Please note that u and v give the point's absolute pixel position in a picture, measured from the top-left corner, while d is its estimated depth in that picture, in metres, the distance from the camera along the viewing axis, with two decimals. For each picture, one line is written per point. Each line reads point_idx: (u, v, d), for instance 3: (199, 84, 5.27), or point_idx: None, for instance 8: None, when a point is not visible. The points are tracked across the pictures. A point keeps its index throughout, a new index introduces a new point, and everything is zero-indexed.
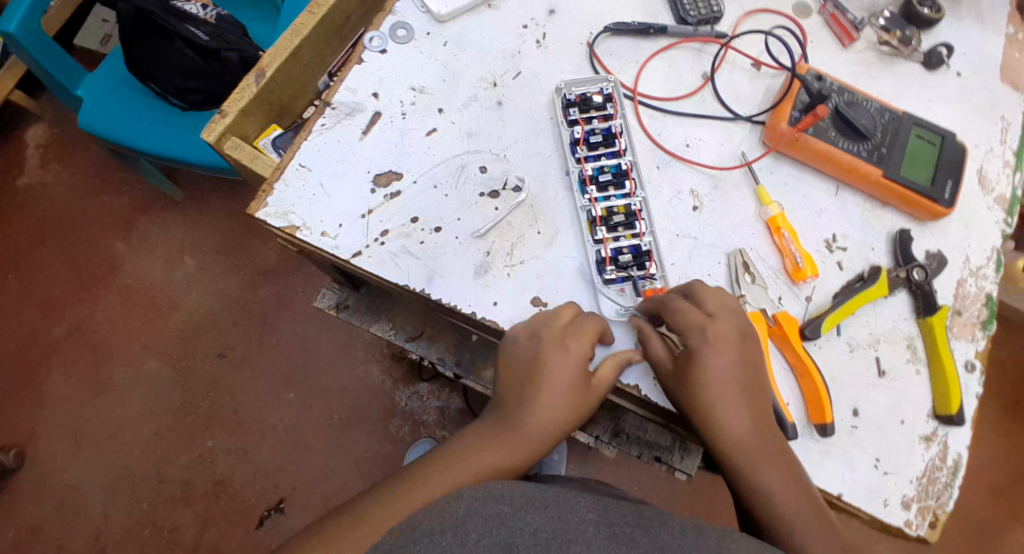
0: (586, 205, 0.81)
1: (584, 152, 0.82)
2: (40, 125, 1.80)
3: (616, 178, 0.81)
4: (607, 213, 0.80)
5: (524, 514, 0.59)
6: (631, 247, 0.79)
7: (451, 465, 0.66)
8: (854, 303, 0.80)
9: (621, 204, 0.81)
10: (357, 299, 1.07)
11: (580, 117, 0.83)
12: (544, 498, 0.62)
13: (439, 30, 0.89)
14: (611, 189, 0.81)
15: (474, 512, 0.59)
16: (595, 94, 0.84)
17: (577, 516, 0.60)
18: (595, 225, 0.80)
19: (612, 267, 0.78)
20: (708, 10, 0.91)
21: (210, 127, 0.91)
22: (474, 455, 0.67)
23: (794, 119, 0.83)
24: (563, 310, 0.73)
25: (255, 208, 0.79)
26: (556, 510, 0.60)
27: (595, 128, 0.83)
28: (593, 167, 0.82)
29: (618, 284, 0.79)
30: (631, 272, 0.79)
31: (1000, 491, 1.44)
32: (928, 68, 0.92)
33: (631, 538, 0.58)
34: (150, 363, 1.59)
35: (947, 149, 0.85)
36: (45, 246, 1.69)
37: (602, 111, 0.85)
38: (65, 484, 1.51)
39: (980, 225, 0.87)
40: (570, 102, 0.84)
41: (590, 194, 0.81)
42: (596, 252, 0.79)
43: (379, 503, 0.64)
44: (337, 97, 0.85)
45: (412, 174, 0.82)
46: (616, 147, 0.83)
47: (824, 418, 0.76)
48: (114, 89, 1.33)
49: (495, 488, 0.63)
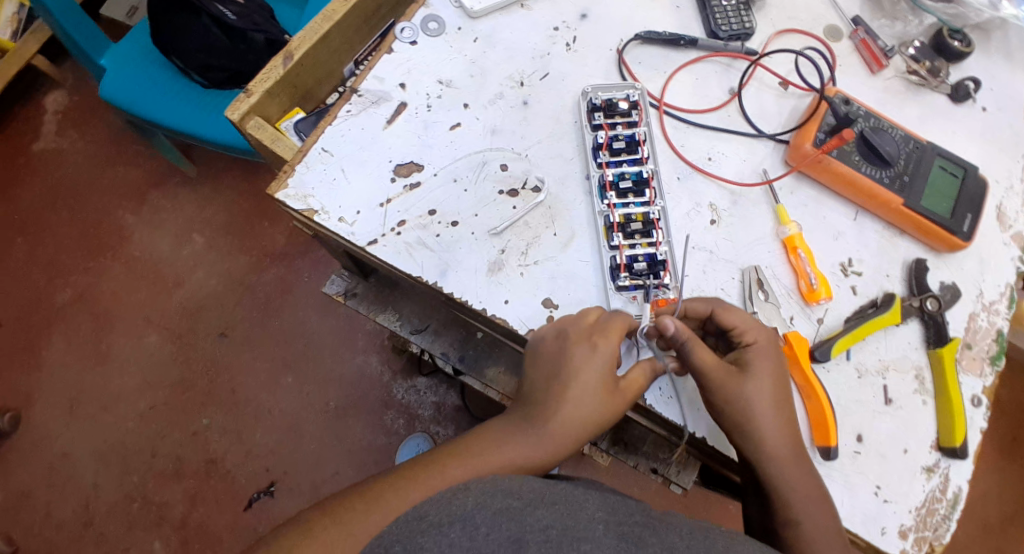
0: (605, 210, 0.81)
1: (605, 158, 0.82)
2: (60, 92, 1.80)
3: (637, 185, 0.81)
4: (625, 220, 0.80)
5: (534, 510, 0.59)
6: (647, 255, 0.79)
7: (474, 455, 0.66)
8: (865, 329, 0.79)
9: (639, 211, 0.81)
10: (366, 288, 1.07)
11: (604, 123, 0.83)
12: (553, 494, 0.62)
13: (470, 25, 0.89)
14: (630, 197, 0.81)
15: (482, 506, 0.59)
16: (621, 100, 0.84)
17: (587, 513, 0.61)
18: (611, 231, 0.80)
19: (625, 274, 0.78)
20: (740, 25, 0.90)
21: (234, 105, 0.91)
22: (497, 449, 0.67)
23: (818, 140, 0.83)
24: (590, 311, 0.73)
25: (276, 189, 0.79)
26: (565, 507, 0.61)
27: (618, 134, 0.83)
28: (614, 172, 0.82)
29: (631, 291, 0.78)
30: (644, 281, 0.78)
31: (990, 530, 1.43)
32: (954, 100, 0.92)
33: (640, 537, 0.59)
34: (152, 337, 1.59)
35: (969, 182, 0.85)
36: (55, 213, 1.69)
37: (627, 118, 0.84)
38: (58, 451, 1.51)
39: (996, 260, 0.87)
40: (596, 107, 0.84)
41: (609, 199, 0.81)
42: (611, 258, 0.79)
43: (395, 486, 0.64)
44: (365, 85, 0.85)
45: (433, 167, 0.82)
46: (638, 155, 0.83)
47: (829, 441, 0.76)
48: (137, 61, 1.34)
49: (502, 483, 0.62)
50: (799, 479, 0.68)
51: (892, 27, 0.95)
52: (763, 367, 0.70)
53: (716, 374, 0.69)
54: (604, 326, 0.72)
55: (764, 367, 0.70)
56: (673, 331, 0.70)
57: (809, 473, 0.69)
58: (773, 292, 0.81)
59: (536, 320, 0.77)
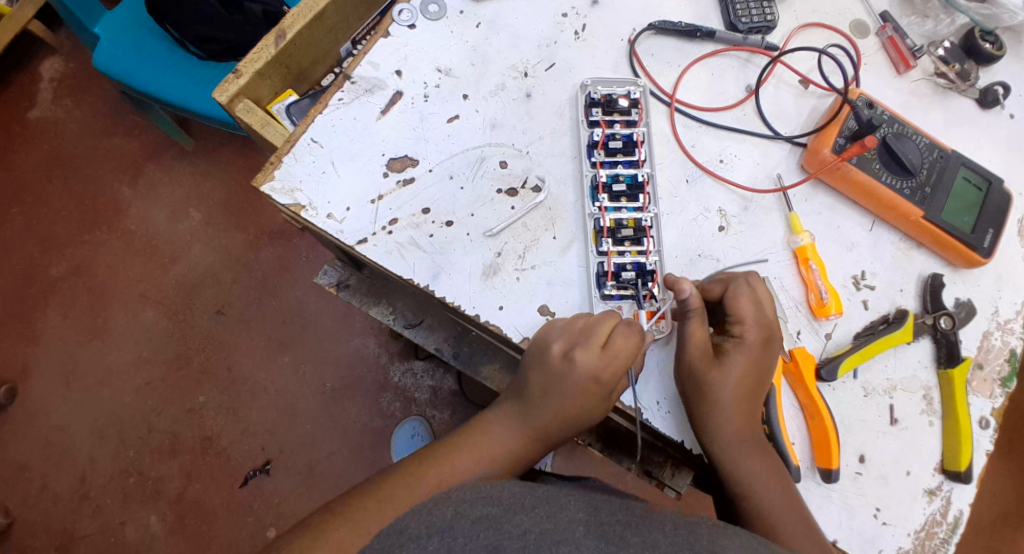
0: (595, 213, 0.77)
1: (600, 157, 0.78)
2: (56, 59, 1.74)
3: (630, 189, 0.77)
4: (616, 225, 0.76)
5: (512, 516, 0.57)
6: (635, 264, 0.76)
7: (480, 446, 0.68)
8: (876, 347, 0.76)
9: (632, 217, 0.77)
10: (359, 280, 1.03)
11: (602, 119, 0.79)
12: (533, 499, 0.60)
13: (473, 9, 0.84)
14: (623, 200, 0.77)
15: (460, 516, 0.57)
16: (621, 97, 0.80)
17: (567, 515, 0.58)
18: (600, 235, 0.76)
19: (612, 283, 0.75)
20: (762, 17, 0.84)
21: (222, 87, 0.87)
22: (500, 439, 0.69)
23: (838, 146, 0.78)
24: (604, 326, 0.69)
25: (261, 180, 0.75)
26: (545, 510, 0.58)
27: (616, 133, 0.79)
28: (608, 173, 0.78)
29: (617, 301, 0.75)
30: (632, 290, 0.75)
31: (981, 529, 1.39)
32: (982, 106, 0.87)
33: (621, 537, 0.56)
34: (148, 313, 1.56)
35: (992, 195, 0.80)
36: (51, 183, 1.65)
37: (626, 116, 0.80)
38: (53, 425, 1.50)
39: (1014, 278, 0.83)
40: (594, 101, 0.80)
41: (600, 201, 0.77)
42: (598, 265, 0.76)
43: (403, 481, 0.65)
44: (358, 71, 0.80)
45: (428, 162, 0.78)
46: (635, 156, 0.79)
47: (830, 463, 0.72)
48: (132, 30, 1.27)
49: (483, 492, 0.62)
50: (788, 497, 0.67)
51: (922, 24, 0.89)
52: (741, 365, 0.69)
53: (695, 351, 0.70)
54: (612, 351, 0.68)
55: (744, 363, 0.69)
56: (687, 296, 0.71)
57: (789, 491, 0.68)
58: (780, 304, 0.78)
59: (532, 328, 0.74)
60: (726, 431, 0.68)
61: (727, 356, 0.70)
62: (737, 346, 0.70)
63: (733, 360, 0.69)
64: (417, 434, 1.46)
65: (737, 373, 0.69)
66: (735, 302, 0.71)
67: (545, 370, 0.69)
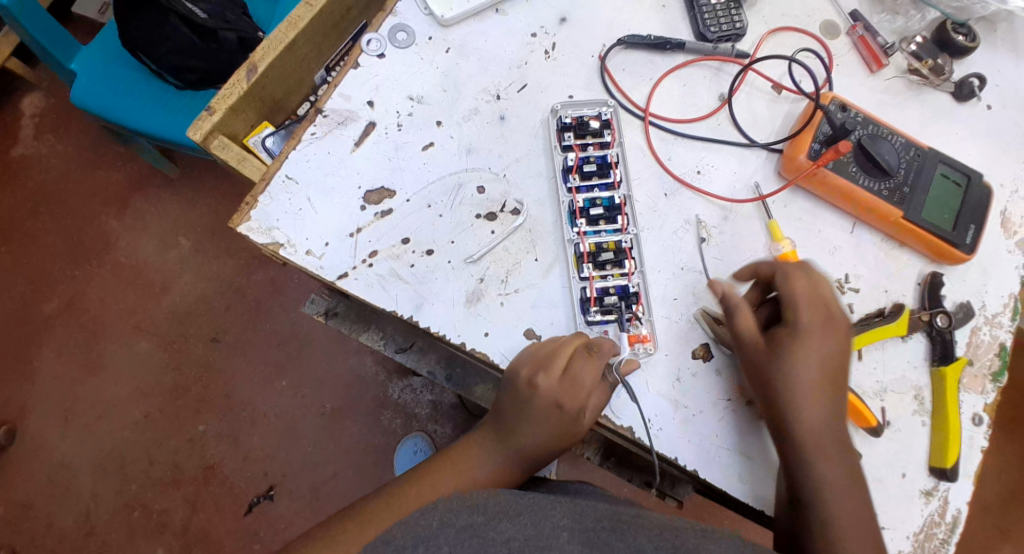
0: (575, 238, 0.77)
1: (576, 182, 0.78)
2: (36, 93, 1.72)
3: (608, 212, 0.77)
4: (596, 249, 0.76)
5: (497, 524, 0.59)
6: (619, 287, 0.76)
7: (456, 467, 0.69)
8: (867, 337, 0.77)
9: (611, 240, 0.77)
10: (347, 307, 1.01)
11: (575, 143, 0.79)
12: (517, 506, 0.61)
13: (442, 34, 0.84)
14: (602, 223, 0.77)
15: (446, 523, 0.59)
16: (592, 119, 0.80)
17: (551, 521, 0.60)
18: (581, 261, 0.76)
19: (596, 308, 0.75)
20: (731, 25, 0.84)
21: (197, 125, 0.86)
22: (471, 462, 0.69)
23: (813, 152, 0.78)
24: (564, 349, 0.69)
25: (238, 221, 0.75)
26: (529, 517, 0.60)
27: (590, 156, 0.79)
28: (584, 198, 0.78)
29: (602, 325, 0.75)
30: (616, 314, 0.75)
31: (990, 509, 1.38)
32: (958, 98, 0.87)
33: (606, 543, 0.57)
34: (142, 345, 1.55)
35: (972, 192, 0.80)
36: (37, 218, 1.63)
37: (599, 138, 0.80)
38: (54, 463, 1.49)
39: (999, 271, 0.83)
40: (565, 125, 0.80)
41: (579, 227, 0.77)
42: (581, 290, 0.76)
43: (386, 505, 0.66)
44: (330, 104, 0.80)
45: (405, 192, 0.78)
46: (610, 178, 0.79)
47: (869, 422, 0.75)
48: (106, 65, 1.24)
49: (476, 498, 0.63)
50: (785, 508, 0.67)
51: (893, 21, 0.89)
52: (807, 347, 0.67)
53: (751, 349, 0.69)
54: (571, 378, 0.68)
55: (811, 347, 0.67)
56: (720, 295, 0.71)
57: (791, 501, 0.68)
58: None
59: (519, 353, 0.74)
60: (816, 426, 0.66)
61: (788, 344, 0.68)
62: (795, 334, 0.68)
63: (798, 346, 0.68)
64: (419, 450, 1.46)
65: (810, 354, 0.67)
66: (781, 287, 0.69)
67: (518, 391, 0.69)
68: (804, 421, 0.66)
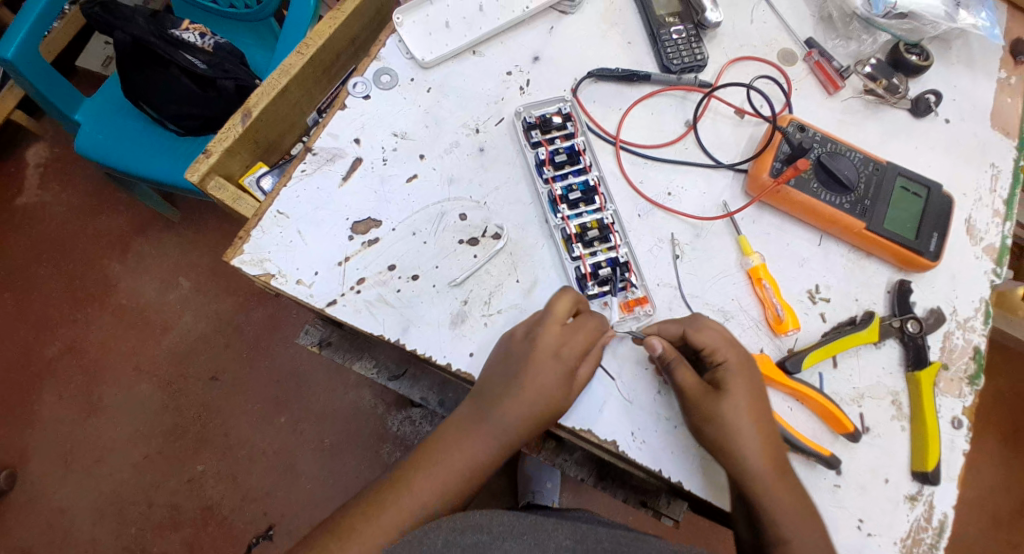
0: (560, 223, 0.81)
1: (550, 173, 0.83)
2: (40, 145, 1.78)
3: (585, 194, 0.82)
4: (581, 230, 0.81)
5: (502, 543, 0.61)
6: (609, 260, 0.81)
7: (434, 466, 0.69)
8: (842, 343, 0.79)
9: (593, 219, 0.82)
10: (341, 336, 1.04)
11: (542, 139, 0.84)
12: (521, 525, 0.64)
13: (422, 76, 0.89)
14: (582, 206, 0.82)
15: (452, 542, 0.61)
16: (555, 115, 0.85)
17: (554, 542, 0.62)
18: (570, 242, 0.80)
19: (592, 283, 0.79)
20: (692, 57, 0.90)
21: (193, 167, 0.90)
22: (450, 458, 0.70)
23: (776, 170, 0.82)
24: (561, 302, 0.74)
25: (232, 254, 0.80)
26: (533, 537, 0.63)
27: (558, 148, 0.84)
28: (561, 186, 0.83)
29: (601, 298, 0.80)
30: (611, 285, 0.80)
31: (999, 524, 1.37)
32: (915, 114, 0.91)
33: None
34: (143, 386, 1.58)
35: (933, 201, 0.83)
36: (40, 266, 1.67)
37: (563, 131, 0.85)
38: (54, 508, 1.50)
39: (968, 277, 0.86)
40: (531, 125, 0.85)
41: (561, 212, 0.82)
42: (575, 269, 0.80)
43: (373, 520, 0.66)
44: (319, 143, 0.85)
45: (391, 221, 0.82)
46: (581, 164, 0.84)
47: (847, 428, 0.76)
48: (111, 116, 1.30)
49: (473, 518, 0.64)
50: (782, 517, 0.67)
51: (847, 46, 0.94)
52: (740, 387, 0.70)
53: (693, 395, 0.71)
54: (578, 325, 0.74)
55: (743, 383, 0.71)
56: (661, 351, 0.72)
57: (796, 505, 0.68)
58: (738, 323, 0.81)
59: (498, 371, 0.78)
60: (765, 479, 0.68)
61: (728, 387, 0.70)
62: (727, 371, 0.71)
63: (733, 386, 0.70)
64: None
65: (741, 396, 0.70)
66: (699, 336, 0.73)
67: (492, 398, 0.72)
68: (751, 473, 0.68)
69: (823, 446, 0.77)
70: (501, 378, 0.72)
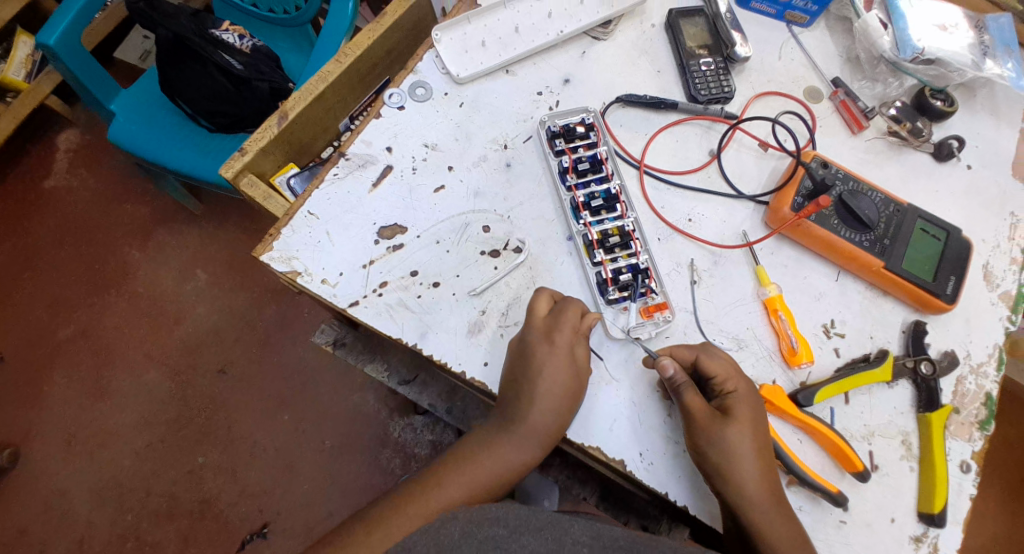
0: (581, 230, 0.83)
1: (573, 180, 0.85)
2: (72, 130, 1.82)
3: (607, 202, 0.84)
4: (603, 236, 0.82)
5: (519, 537, 0.62)
6: (630, 266, 0.82)
7: (461, 470, 0.71)
8: (853, 380, 0.80)
9: (615, 226, 0.83)
10: (355, 338, 1.06)
11: (566, 147, 0.86)
12: (539, 520, 0.63)
13: (456, 90, 0.91)
14: (604, 213, 0.84)
15: (469, 534, 0.62)
16: (578, 125, 0.87)
17: (570, 537, 0.62)
18: (592, 248, 0.82)
19: (613, 288, 0.81)
20: (719, 89, 0.91)
21: (228, 163, 0.93)
22: (475, 462, 0.72)
23: (797, 205, 0.83)
24: (538, 303, 0.76)
25: (261, 251, 0.82)
26: (550, 532, 0.62)
27: (582, 156, 0.85)
28: (584, 194, 0.84)
29: (620, 303, 0.81)
30: (631, 291, 0.81)
31: None
32: (938, 159, 0.92)
33: None
34: (151, 375, 1.60)
35: (952, 244, 0.84)
36: (62, 248, 1.71)
37: (586, 140, 0.87)
38: (53, 489, 1.51)
39: (982, 322, 0.86)
40: (554, 133, 0.87)
41: (584, 219, 0.83)
42: (596, 274, 0.82)
43: (399, 511, 0.67)
44: (352, 148, 0.87)
45: (416, 229, 0.84)
46: (604, 173, 0.86)
47: (857, 466, 0.76)
48: (146, 108, 1.34)
49: (491, 510, 0.64)
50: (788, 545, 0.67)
51: (873, 88, 0.96)
52: (745, 416, 0.71)
53: (699, 420, 0.71)
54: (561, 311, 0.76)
55: (744, 410, 0.72)
56: (671, 373, 0.73)
57: (799, 534, 0.69)
58: (752, 352, 0.81)
59: None
60: (767, 507, 0.69)
61: (732, 418, 0.71)
62: (729, 397, 0.73)
63: (738, 413, 0.71)
64: None
65: (743, 425, 0.71)
66: (707, 364, 0.74)
67: (507, 406, 0.74)
68: (750, 503, 0.69)
69: (829, 481, 0.77)
70: (516, 388, 0.74)
